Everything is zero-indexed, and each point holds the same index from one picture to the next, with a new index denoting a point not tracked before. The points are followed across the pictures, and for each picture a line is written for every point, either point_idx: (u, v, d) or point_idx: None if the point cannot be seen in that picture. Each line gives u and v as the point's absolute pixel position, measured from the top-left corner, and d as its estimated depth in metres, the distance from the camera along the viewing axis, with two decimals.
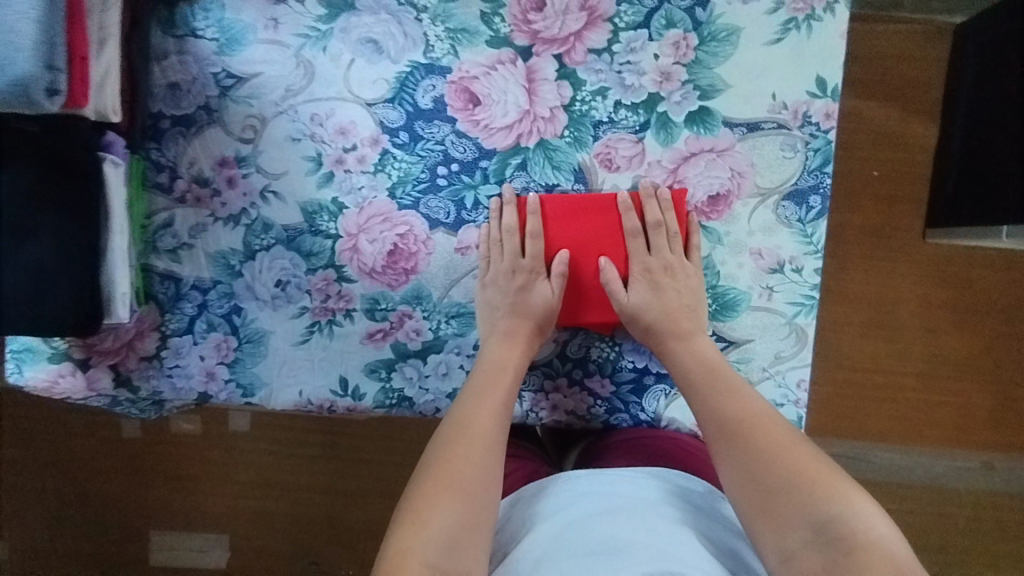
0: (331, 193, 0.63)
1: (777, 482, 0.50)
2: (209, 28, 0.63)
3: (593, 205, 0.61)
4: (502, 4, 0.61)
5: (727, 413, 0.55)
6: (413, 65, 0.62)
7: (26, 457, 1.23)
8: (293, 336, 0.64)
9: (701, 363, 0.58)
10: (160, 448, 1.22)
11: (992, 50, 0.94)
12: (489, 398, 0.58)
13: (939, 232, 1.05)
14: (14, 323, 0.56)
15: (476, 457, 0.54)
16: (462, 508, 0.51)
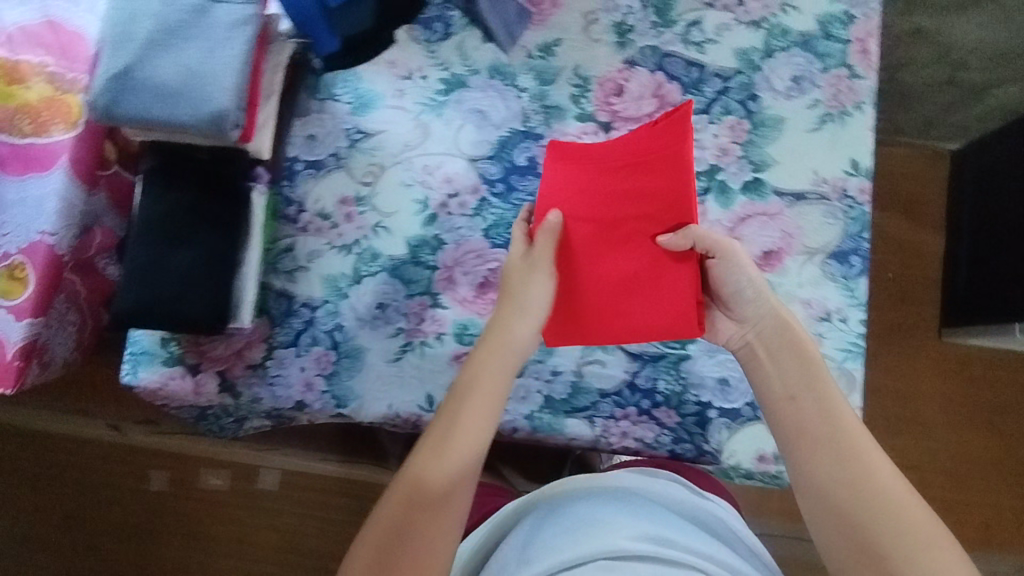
0: (433, 231, 0.73)
1: (848, 479, 0.53)
2: (346, 94, 0.76)
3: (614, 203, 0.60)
4: (589, 89, 0.74)
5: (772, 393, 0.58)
6: (513, 132, 0.74)
7: (52, 502, 1.23)
8: (386, 354, 0.71)
9: (787, 341, 0.59)
10: (187, 500, 1.23)
11: (985, 169, 1.08)
12: (476, 414, 0.59)
13: (953, 331, 1.13)
14: (160, 316, 0.65)
15: (456, 475, 0.56)
16: (436, 529, 0.54)
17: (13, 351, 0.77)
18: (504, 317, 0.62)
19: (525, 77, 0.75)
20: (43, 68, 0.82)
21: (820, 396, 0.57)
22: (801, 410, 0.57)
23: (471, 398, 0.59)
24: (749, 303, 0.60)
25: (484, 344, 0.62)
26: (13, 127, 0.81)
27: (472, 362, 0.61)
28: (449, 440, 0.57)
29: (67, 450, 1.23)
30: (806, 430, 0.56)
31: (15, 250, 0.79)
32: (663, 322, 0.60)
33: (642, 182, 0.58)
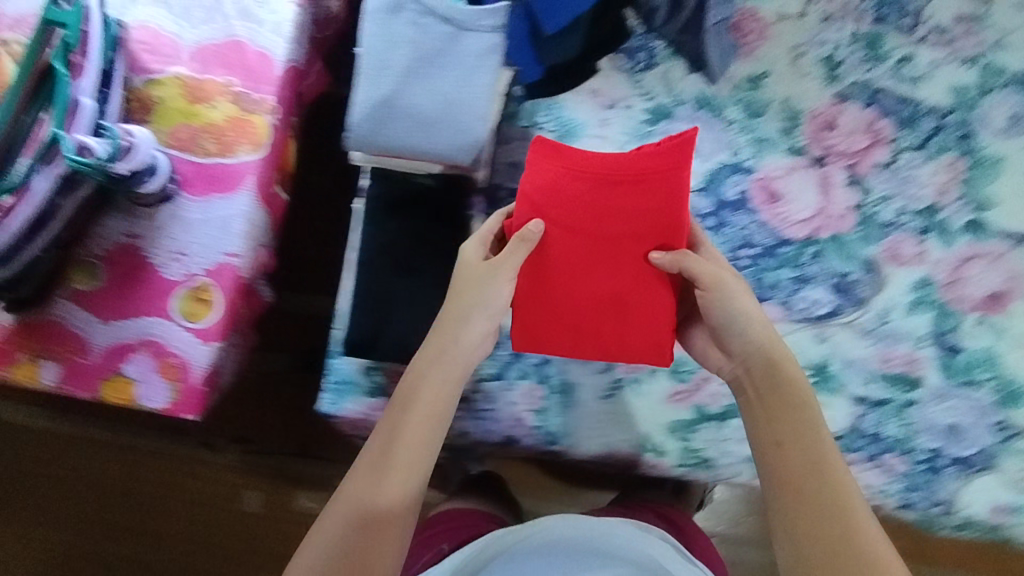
0: None
1: (829, 523, 0.54)
2: (550, 123, 0.74)
3: (600, 218, 0.59)
4: (799, 123, 0.72)
5: (763, 425, 0.59)
6: (722, 164, 0.72)
7: (143, 521, 1.19)
8: (599, 390, 0.69)
9: (774, 377, 0.60)
10: (279, 525, 1.16)
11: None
12: (421, 423, 0.60)
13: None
14: (388, 337, 0.67)
15: (398, 483, 0.58)
16: (383, 534, 0.57)
17: (199, 376, 0.75)
18: (448, 326, 0.61)
19: (732, 109, 0.73)
20: (229, 87, 0.80)
21: (805, 436, 0.58)
22: (790, 447, 0.58)
23: (417, 407, 0.60)
24: (729, 331, 0.61)
25: (430, 352, 0.61)
26: (197, 146, 0.79)
27: (418, 368, 0.62)
28: (393, 446, 0.59)
29: (156, 468, 1.18)
30: (787, 468, 0.57)
31: (202, 272, 0.77)
32: (635, 338, 0.63)
33: (629, 200, 0.59)
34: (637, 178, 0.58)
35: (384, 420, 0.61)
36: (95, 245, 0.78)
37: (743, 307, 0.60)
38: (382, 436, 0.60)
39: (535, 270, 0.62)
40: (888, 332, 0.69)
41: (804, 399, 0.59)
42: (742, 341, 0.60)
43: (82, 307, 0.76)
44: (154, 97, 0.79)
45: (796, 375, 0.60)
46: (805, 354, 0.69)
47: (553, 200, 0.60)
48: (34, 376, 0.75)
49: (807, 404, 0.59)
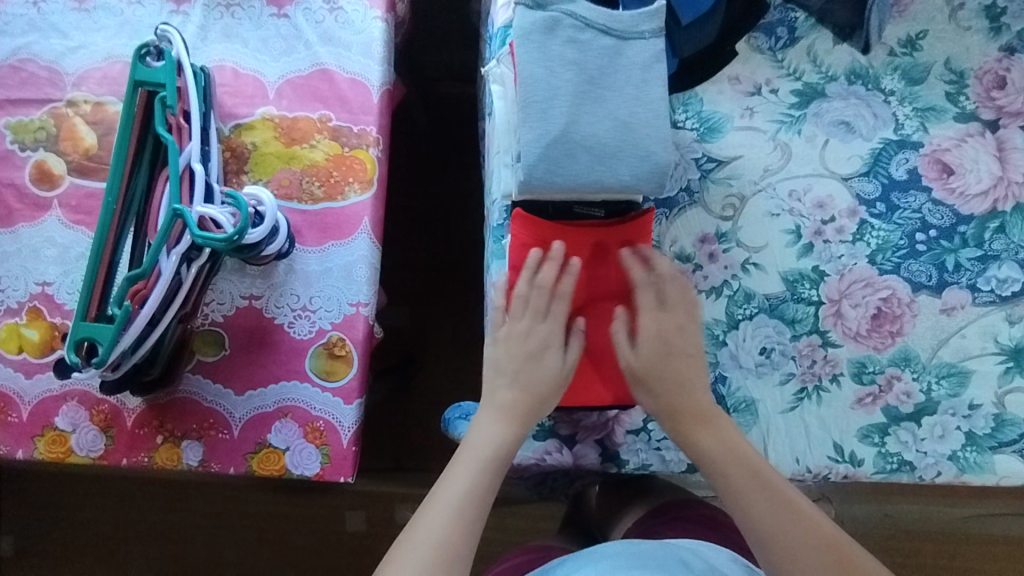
0: (812, 262, 0.66)
1: (796, 541, 0.51)
2: (689, 120, 0.69)
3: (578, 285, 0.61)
4: (967, 85, 0.67)
5: (702, 450, 0.57)
6: (886, 142, 0.67)
7: (243, 554, 1.18)
8: (781, 404, 0.65)
9: (690, 409, 0.58)
10: (384, 541, 1.15)
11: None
12: (492, 462, 0.55)
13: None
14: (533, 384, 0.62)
15: (471, 521, 0.52)
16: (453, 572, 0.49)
17: (349, 437, 0.70)
18: (531, 371, 0.59)
19: (890, 79, 0.68)
20: (325, 122, 0.76)
21: (729, 451, 0.56)
22: (720, 473, 0.56)
23: (497, 445, 0.56)
24: (660, 390, 0.59)
25: (516, 395, 0.58)
26: (304, 192, 0.74)
27: (500, 409, 0.58)
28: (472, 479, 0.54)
29: (249, 499, 1.19)
30: (734, 493, 0.55)
31: (330, 326, 0.72)
32: (590, 400, 0.62)
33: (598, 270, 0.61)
34: (607, 251, 0.60)
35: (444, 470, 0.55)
36: (213, 312, 0.73)
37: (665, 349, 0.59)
38: (445, 482, 0.54)
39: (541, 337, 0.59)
40: None
41: (710, 412, 0.58)
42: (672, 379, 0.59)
43: (213, 380, 0.72)
44: (247, 144, 0.75)
45: (698, 392, 0.59)
46: (998, 338, 0.65)
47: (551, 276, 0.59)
48: (175, 459, 0.71)
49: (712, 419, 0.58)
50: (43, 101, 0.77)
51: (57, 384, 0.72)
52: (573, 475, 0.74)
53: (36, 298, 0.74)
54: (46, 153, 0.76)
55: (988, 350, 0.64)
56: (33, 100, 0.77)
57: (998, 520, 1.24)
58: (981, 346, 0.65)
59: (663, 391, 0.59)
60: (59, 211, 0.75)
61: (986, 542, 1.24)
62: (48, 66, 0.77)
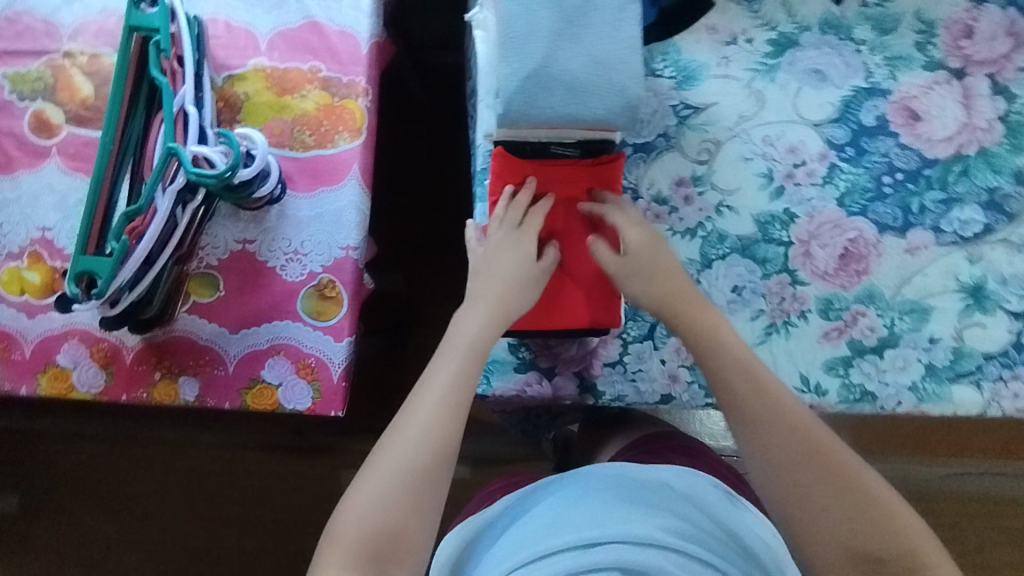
0: (783, 205, 0.69)
1: (786, 434, 0.53)
2: (667, 68, 0.71)
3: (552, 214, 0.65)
4: (934, 35, 0.69)
5: (699, 346, 0.59)
6: (856, 89, 0.69)
7: (235, 509, 1.22)
8: (750, 338, 0.68)
9: (679, 304, 0.61)
10: None
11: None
12: (473, 365, 0.57)
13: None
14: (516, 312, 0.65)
15: (454, 408, 0.55)
16: (440, 453, 0.53)
17: (340, 373, 0.74)
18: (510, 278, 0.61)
19: (862, 29, 0.70)
20: (316, 74, 0.78)
21: (724, 348, 0.58)
22: (716, 367, 0.57)
23: (474, 345, 0.58)
24: (647, 281, 0.62)
25: (492, 299, 0.60)
26: (295, 141, 0.77)
27: (479, 314, 0.60)
28: (453, 380, 0.56)
29: (242, 456, 1.22)
30: (728, 387, 0.56)
31: (321, 269, 0.76)
32: (566, 319, 0.65)
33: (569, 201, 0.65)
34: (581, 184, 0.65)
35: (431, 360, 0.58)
36: (207, 256, 0.76)
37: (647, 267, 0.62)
38: (430, 375, 0.57)
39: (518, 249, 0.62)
40: None
41: (709, 319, 0.60)
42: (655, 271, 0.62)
43: (209, 320, 0.75)
44: (239, 94, 0.78)
45: (693, 300, 0.61)
46: (958, 277, 0.67)
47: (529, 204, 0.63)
48: (173, 394, 0.74)
49: (711, 324, 0.59)
50: (39, 53, 0.79)
51: (58, 324, 0.75)
52: (556, 410, 0.77)
53: (36, 243, 0.76)
54: (44, 103, 0.78)
55: (949, 288, 0.67)
56: (30, 52, 0.79)
57: (967, 479, 1.28)
58: (942, 283, 0.67)
59: (649, 283, 0.61)
60: (57, 159, 0.78)
61: (960, 500, 1.28)
62: (43, 19, 0.79)
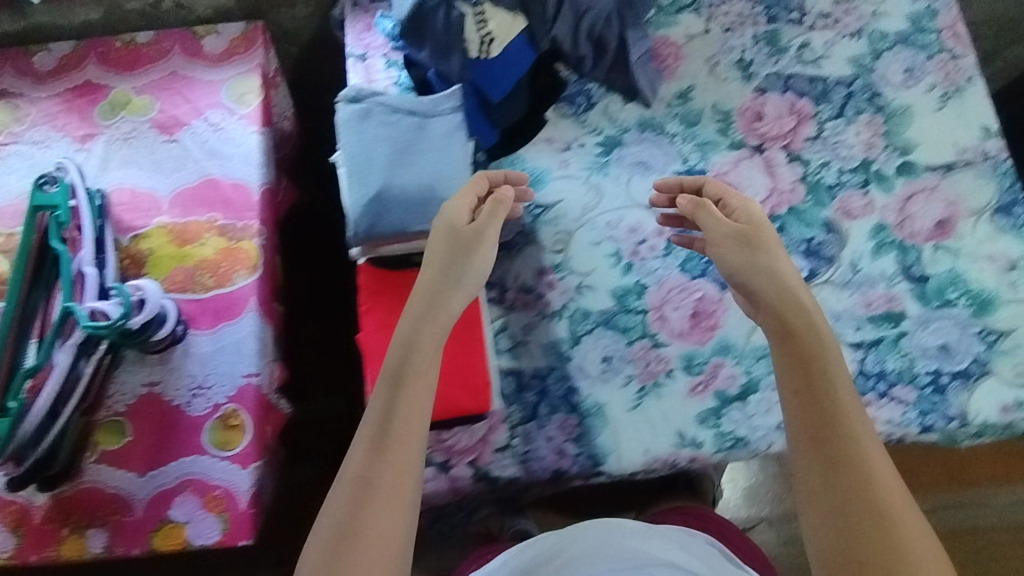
0: (634, 278, 0.77)
1: (838, 439, 0.57)
2: None
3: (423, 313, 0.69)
4: (732, 122, 0.82)
5: (792, 327, 0.62)
6: (677, 173, 0.81)
7: None
8: (626, 403, 0.73)
9: (782, 290, 0.63)
10: None
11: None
12: (415, 405, 0.57)
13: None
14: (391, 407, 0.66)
15: (401, 452, 0.55)
16: (382, 499, 0.53)
17: (245, 500, 0.75)
18: (439, 286, 0.60)
19: (672, 124, 0.82)
20: (213, 223, 0.87)
21: (814, 343, 0.61)
22: (797, 356, 0.61)
23: (409, 387, 0.57)
24: (741, 255, 0.66)
25: (417, 321, 0.59)
26: (196, 283, 0.84)
27: (406, 341, 0.58)
28: (389, 432, 0.55)
29: None
30: (802, 378, 0.60)
31: (225, 398, 0.80)
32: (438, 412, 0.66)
33: None
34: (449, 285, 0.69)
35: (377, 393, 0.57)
36: (116, 403, 0.80)
37: (748, 263, 0.65)
38: (375, 412, 0.56)
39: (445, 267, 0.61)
40: (863, 278, 0.76)
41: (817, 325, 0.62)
42: (760, 252, 0.66)
43: (119, 466, 0.77)
44: (143, 250, 0.86)
45: (807, 303, 0.63)
46: None
47: (473, 184, 0.63)
48: (81, 548, 0.75)
49: (816, 328, 0.61)
50: None
51: None
52: (468, 503, 0.79)
53: None
54: None
55: None
56: None
57: (931, 515, 1.25)
58: None
59: (740, 263, 0.66)
60: None
61: None
62: None
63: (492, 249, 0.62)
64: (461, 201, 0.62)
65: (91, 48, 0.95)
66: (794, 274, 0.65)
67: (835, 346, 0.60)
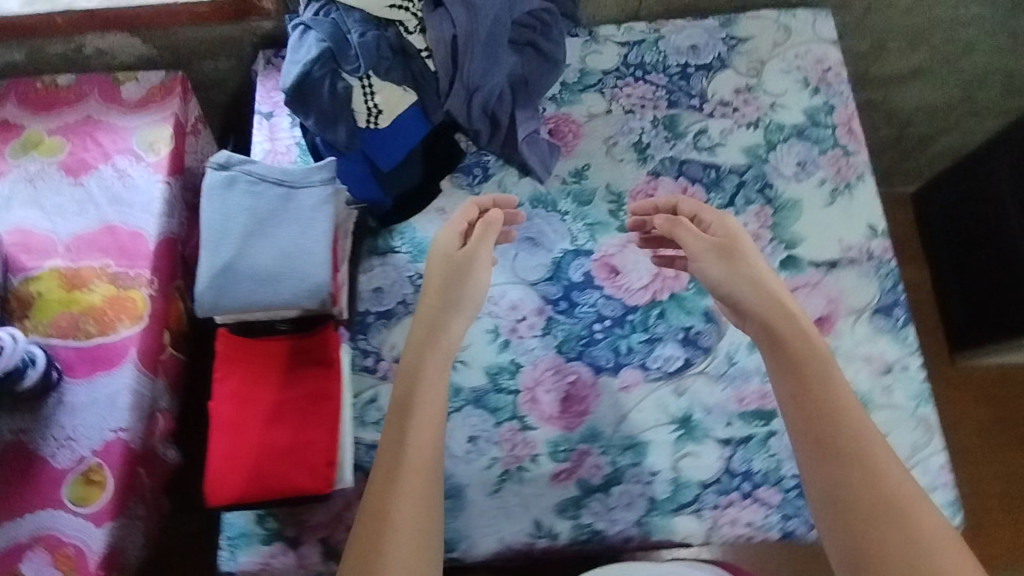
0: (509, 355, 0.76)
1: (841, 441, 0.56)
2: (404, 245, 0.81)
3: (274, 382, 0.67)
4: (624, 204, 0.82)
5: (781, 334, 0.62)
6: (564, 252, 0.80)
7: None
8: (486, 486, 0.72)
9: (770, 297, 0.64)
10: None
11: (947, 203, 1.29)
12: (425, 430, 0.61)
13: (963, 356, 1.30)
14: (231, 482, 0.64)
15: (419, 480, 0.59)
16: (404, 515, 0.56)
17: (94, 561, 0.76)
18: (438, 310, 0.67)
19: (564, 202, 0.83)
20: (105, 270, 0.87)
21: (806, 349, 0.61)
22: (789, 363, 0.61)
23: (417, 416, 0.62)
24: (725, 264, 0.66)
25: (420, 345, 0.66)
26: (80, 330, 0.85)
27: (412, 370, 0.64)
28: (403, 459, 0.59)
29: None
30: (797, 384, 0.60)
31: (90, 452, 0.80)
32: (281, 488, 0.64)
33: (291, 371, 0.67)
34: (305, 353, 0.68)
35: (390, 426, 0.62)
36: None
37: (729, 274, 0.65)
38: (387, 443, 0.61)
39: (447, 297, 0.68)
40: (738, 373, 0.75)
41: (804, 329, 0.62)
42: (744, 260, 0.66)
43: None
44: (33, 293, 0.86)
45: (793, 310, 0.63)
46: (669, 409, 0.74)
47: (464, 210, 0.72)
48: None
49: (807, 334, 0.62)
50: None
51: None
52: None
53: None
54: None
55: (662, 421, 0.73)
56: None
57: None
58: (655, 417, 0.73)
59: (722, 275, 0.66)
60: None
61: None
62: None
63: (485, 269, 0.70)
64: (451, 230, 0.71)
65: (12, 87, 0.96)
66: (775, 281, 0.65)
67: (825, 351, 0.61)
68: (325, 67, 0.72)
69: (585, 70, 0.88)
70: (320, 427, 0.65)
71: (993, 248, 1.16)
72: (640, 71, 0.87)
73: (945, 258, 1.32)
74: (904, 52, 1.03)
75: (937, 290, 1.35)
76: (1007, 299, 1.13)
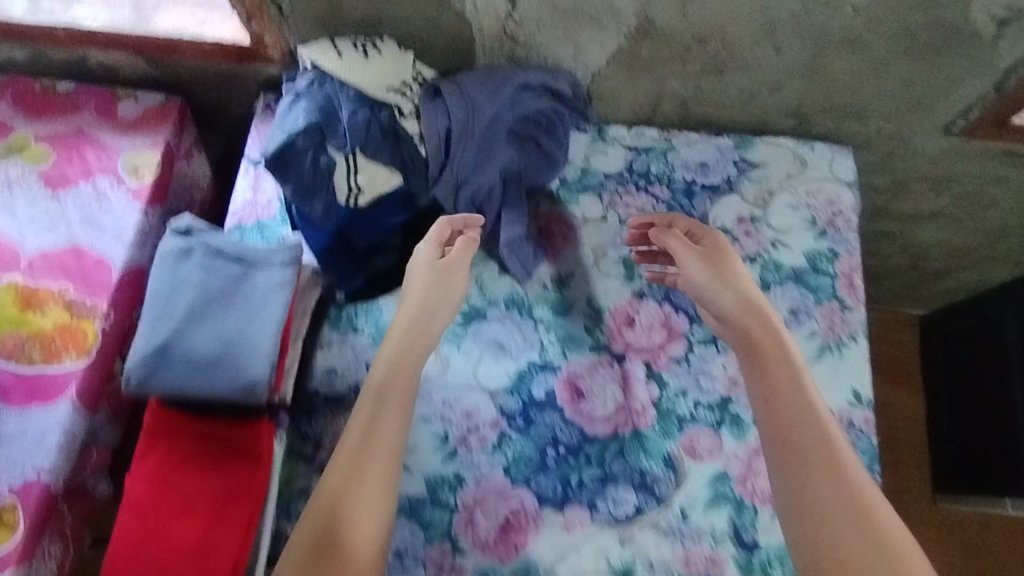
0: (453, 468, 0.72)
1: (807, 447, 0.62)
2: (367, 326, 0.77)
3: (195, 471, 0.63)
4: (602, 322, 0.79)
5: (757, 346, 0.67)
6: (530, 364, 0.76)
7: None
8: None
9: (750, 308, 0.69)
10: None
11: (950, 340, 1.24)
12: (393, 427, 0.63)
13: (944, 497, 1.23)
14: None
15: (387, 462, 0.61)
16: (365, 493, 0.59)
17: None
18: (423, 306, 0.69)
19: (540, 309, 0.79)
20: (61, 294, 0.84)
21: (778, 360, 0.66)
22: (761, 372, 0.66)
23: (390, 403, 0.64)
24: (715, 276, 0.72)
25: (399, 343, 0.67)
26: (23, 355, 0.81)
27: (388, 361, 0.66)
28: (372, 439, 0.62)
29: None
30: (767, 391, 0.65)
31: (7, 490, 0.75)
32: None
33: (216, 459, 0.64)
34: (235, 443, 0.65)
35: (362, 404, 0.64)
36: None
37: (716, 282, 0.71)
38: (361, 420, 0.63)
39: (433, 299, 0.70)
40: (689, 531, 0.70)
41: (780, 340, 0.68)
42: (731, 277, 0.71)
43: None
44: None
45: (770, 320, 0.69)
46: (609, 559, 0.69)
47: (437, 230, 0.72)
48: None
49: (780, 344, 0.67)
50: None
51: None
52: None
53: None
54: None
55: (600, 570, 0.68)
56: None
57: None
58: (594, 566, 0.69)
59: (710, 284, 0.71)
60: None
61: None
62: None
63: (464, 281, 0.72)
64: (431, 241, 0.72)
65: (9, 86, 0.94)
66: (756, 294, 0.71)
67: (795, 362, 0.66)
68: (312, 140, 0.70)
69: (586, 170, 0.85)
70: (231, 528, 0.61)
71: (982, 397, 1.11)
72: (644, 180, 0.84)
73: (939, 391, 1.26)
74: (925, 195, 0.99)
75: (928, 419, 1.29)
76: (991, 455, 1.08)
